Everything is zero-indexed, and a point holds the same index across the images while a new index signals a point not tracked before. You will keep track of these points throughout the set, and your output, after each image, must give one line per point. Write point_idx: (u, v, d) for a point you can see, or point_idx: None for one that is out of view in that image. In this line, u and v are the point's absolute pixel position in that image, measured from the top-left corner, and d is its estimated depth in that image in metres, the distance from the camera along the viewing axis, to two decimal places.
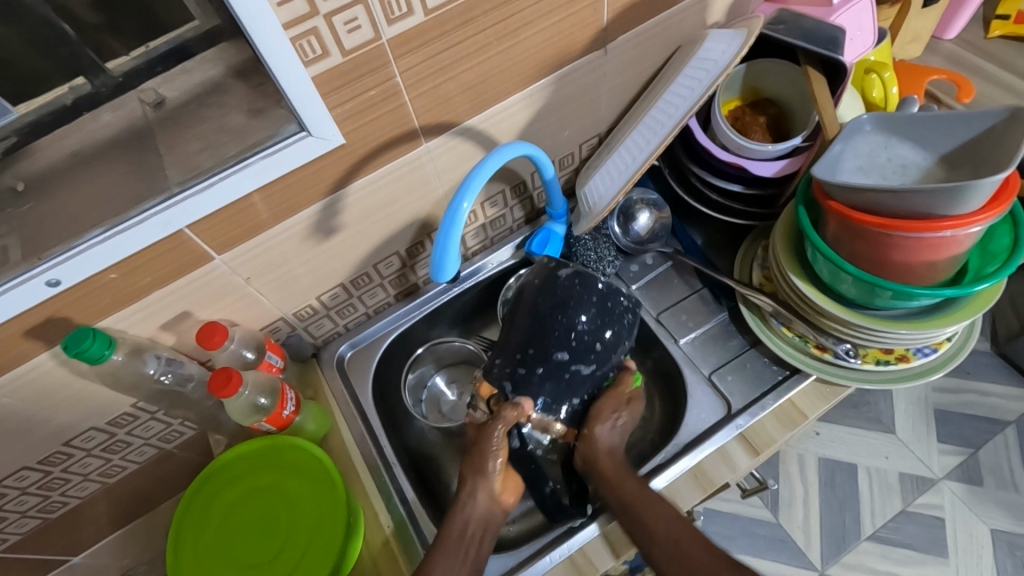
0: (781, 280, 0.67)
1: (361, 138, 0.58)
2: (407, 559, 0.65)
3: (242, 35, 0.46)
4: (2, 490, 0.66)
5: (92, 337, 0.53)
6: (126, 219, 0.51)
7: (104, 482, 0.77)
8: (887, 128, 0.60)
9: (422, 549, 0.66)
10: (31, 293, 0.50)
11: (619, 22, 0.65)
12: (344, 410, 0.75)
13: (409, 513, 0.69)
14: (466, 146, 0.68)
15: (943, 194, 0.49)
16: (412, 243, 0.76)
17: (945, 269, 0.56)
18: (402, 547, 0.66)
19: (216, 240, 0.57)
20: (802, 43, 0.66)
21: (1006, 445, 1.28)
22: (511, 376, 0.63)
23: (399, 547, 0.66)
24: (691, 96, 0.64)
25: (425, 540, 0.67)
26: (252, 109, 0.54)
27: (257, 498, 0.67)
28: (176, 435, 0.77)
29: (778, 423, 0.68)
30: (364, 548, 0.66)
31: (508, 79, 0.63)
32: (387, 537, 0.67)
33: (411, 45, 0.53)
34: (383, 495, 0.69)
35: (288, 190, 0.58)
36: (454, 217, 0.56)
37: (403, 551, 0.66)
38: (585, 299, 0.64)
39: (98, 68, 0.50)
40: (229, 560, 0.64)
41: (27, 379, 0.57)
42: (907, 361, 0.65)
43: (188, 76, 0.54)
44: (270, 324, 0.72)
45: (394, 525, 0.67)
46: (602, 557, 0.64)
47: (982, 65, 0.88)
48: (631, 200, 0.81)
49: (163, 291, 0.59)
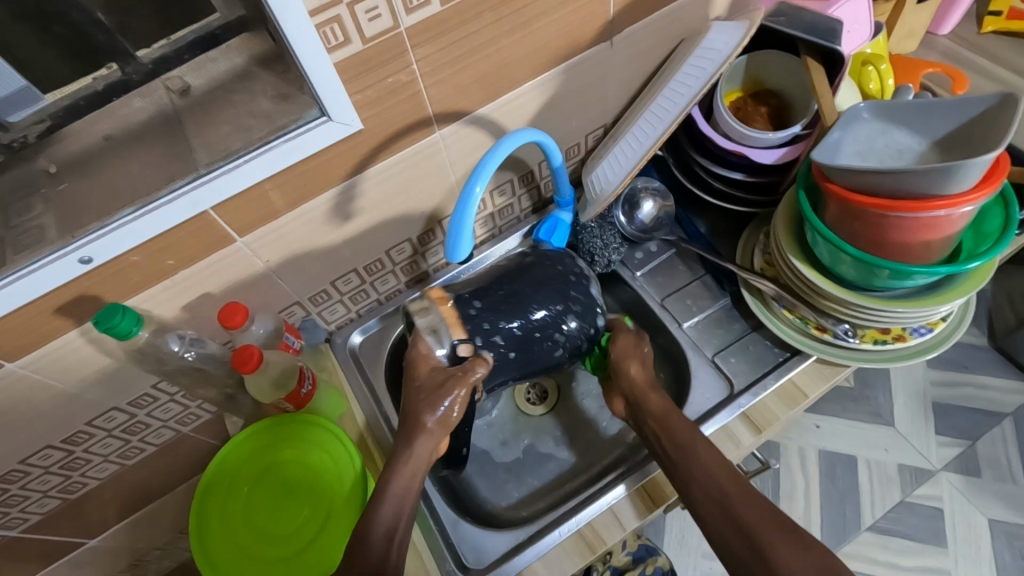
0: (782, 263, 0.70)
1: (380, 124, 0.60)
2: (379, 449, 0.74)
3: (270, 21, 0.49)
4: (27, 467, 0.68)
5: (122, 314, 0.55)
6: (156, 198, 0.53)
7: (123, 463, 0.79)
8: (883, 115, 0.63)
9: (391, 434, 0.75)
10: (65, 270, 0.52)
11: (625, 15, 0.68)
12: (357, 392, 0.78)
13: (382, 413, 0.76)
14: (479, 135, 0.70)
15: (936, 175, 0.52)
16: (424, 230, 0.78)
17: (940, 249, 0.59)
18: (376, 439, 0.75)
19: (239, 223, 0.60)
20: (803, 34, 0.68)
21: (1003, 437, 1.31)
22: (487, 333, 0.66)
23: (376, 449, 0.74)
24: (694, 85, 0.66)
25: (393, 427, 0.76)
26: (277, 95, 0.57)
27: (274, 472, 0.69)
28: (193, 418, 0.80)
29: (778, 401, 0.70)
30: None
31: (520, 68, 0.65)
32: (361, 432, 0.75)
33: (428, 33, 0.55)
34: (359, 399, 0.77)
35: (307, 176, 0.60)
36: (468, 199, 0.57)
37: (379, 454, 0.74)
38: (584, 292, 0.71)
39: (130, 55, 0.53)
40: (251, 529, 0.67)
41: (56, 355, 0.59)
42: (904, 341, 0.67)
43: (213, 65, 0.56)
44: (285, 308, 0.75)
45: (364, 422, 0.76)
46: (610, 531, 0.67)
47: (976, 61, 0.90)
48: (636, 189, 0.83)
49: (186, 272, 0.61)
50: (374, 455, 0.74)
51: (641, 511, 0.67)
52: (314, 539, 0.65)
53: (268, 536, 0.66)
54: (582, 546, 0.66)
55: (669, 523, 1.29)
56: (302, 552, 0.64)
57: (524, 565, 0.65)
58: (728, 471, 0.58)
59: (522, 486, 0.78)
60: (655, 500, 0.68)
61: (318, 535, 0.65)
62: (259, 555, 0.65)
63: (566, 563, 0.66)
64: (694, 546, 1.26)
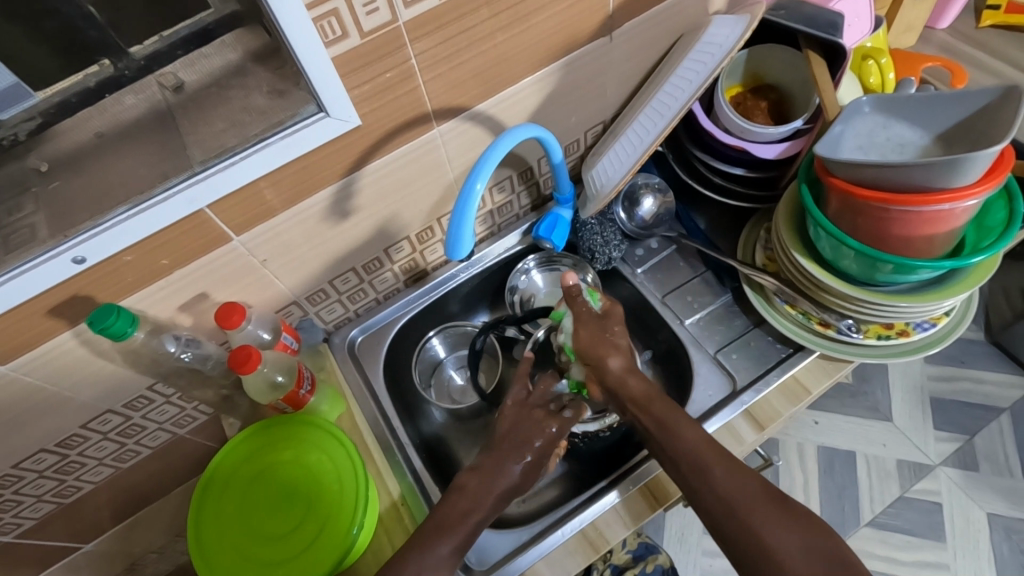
0: (784, 259, 0.69)
1: (379, 119, 0.59)
2: (412, 520, 0.68)
3: (265, 16, 0.48)
4: (20, 472, 0.67)
5: (116, 314, 0.54)
6: (151, 196, 0.52)
7: (118, 466, 0.77)
8: (884, 110, 0.62)
9: (428, 508, 0.68)
10: (59, 270, 0.51)
11: (624, 9, 0.67)
12: (356, 391, 0.77)
13: (420, 482, 0.71)
14: (477, 130, 0.69)
15: (940, 168, 0.51)
16: (423, 228, 0.77)
17: (943, 243, 0.58)
18: (409, 505, 0.69)
19: (235, 221, 0.59)
20: (804, 27, 0.68)
21: (1001, 431, 1.31)
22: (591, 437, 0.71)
23: (409, 513, 0.69)
24: (695, 80, 0.66)
25: (431, 502, 0.69)
26: (272, 91, 0.56)
27: (274, 473, 0.68)
28: (189, 419, 0.78)
29: (782, 398, 0.70)
30: (386, 537, 0.67)
31: (518, 64, 0.65)
32: (397, 498, 0.70)
33: (426, 27, 0.54)
34: (396, 471, 0.71)
35: (302, 173, 0.59)
36: (468, 197, 0.56)
37: (413, 518, 0.68)
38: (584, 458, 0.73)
39: (122, 52, 0.51)
40: (249, 531, 0.66)
41: (49, 357, 0.58)
42: (908, 336, 0.67)
43: (207, 61, 0.56)
44: (284, 307, 0.74)
45: (403, 489, 0.70)
46: (613, 529, 0.66)
47: (974, 55, 0.90)
48: (636, 186, 0.83)
49: (182, 271, 0.60)
50: (403, 522, 0.68)
51: (644, 509, 0.67)
52: (314, 543, 0.63)
53: (265, 539, 0.65)
54: (585, 546, 0.66)
55: (669, 520, 1.29)
56: (300, 556, 0.63)
57: (527, 565, 0.65)
58: (721, 455, 0.54)
59: None
60: (657, 497, 0.67)
61: (318, 537, 0.64)
62: (258, 558, 0.64)
63: (570, 562, 0.65)
64: (694, 542, 1.26)
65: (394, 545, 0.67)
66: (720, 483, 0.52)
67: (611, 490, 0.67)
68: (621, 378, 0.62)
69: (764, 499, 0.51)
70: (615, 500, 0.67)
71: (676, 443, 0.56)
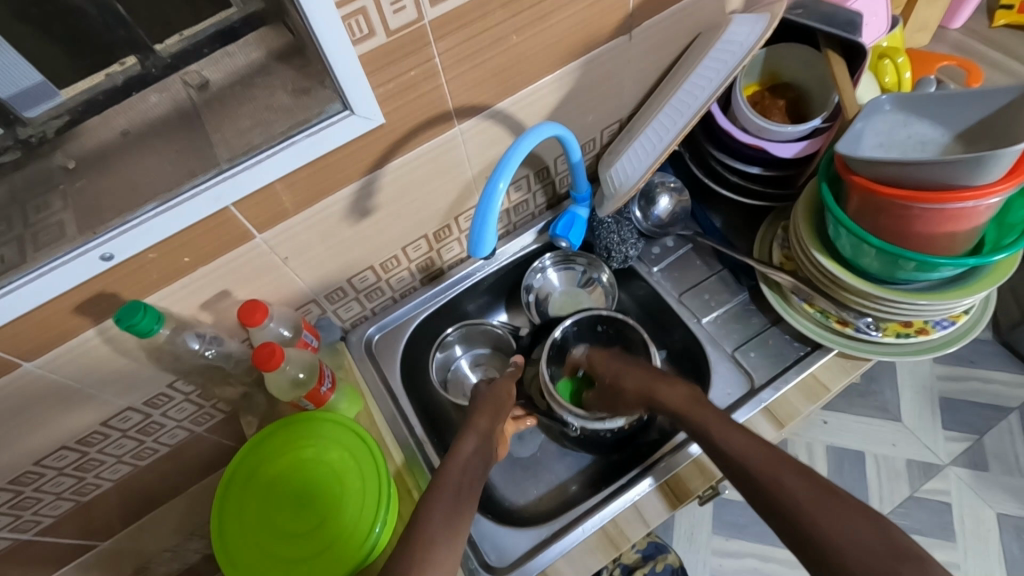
0: (803, 257, 0.70)
1: (401, 118, 0.60)
2: (417, 490, 0.70)
3: (294, 15, 0.48)
4: (41, 469, 0.68)
5: (143, 311, 0.55)
6: (179, 193, 0.53)
7: (136, 464, 0.78)
8: (904, 107, 0.62)
9: (430, 473, 0.71)
10: (86, 268, 0.51)
11: (643, 8, 0.67)
12: (374, 389, 0.77)
13: (422, 451, 0.73)
14: (496, 129, 0.69)
15: (965, 166, 0.51)
16: (440, 227, 0.77)
17: (965, 240, 0.58)
18: (413, 476, 0.71)
19: (258, 219, 0.59)
20: (822, 26, 0.68)
21: (1010, 431, 1.31)
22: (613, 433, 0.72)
23: (413, 484, 0.71)
24: (714, 79, 0.66)
25: (432, 467, 0.72)
26: (297, 89, 0.56)
27: (295, 471, 0.68)
28: (207, 418, 0.79)
29: (801, 395, 0.70)
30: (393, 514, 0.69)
31: (539, 62, 0.65)
32: (401, 469, 0.72)
33: (450, 26, 0.55)
34: (397, 441, 0.74)
35: (324, 171, 0.59)
36: (491, 195, 0.57)
37: (417, 488, 0.70)
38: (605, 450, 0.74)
39: (149, 48, 0.52)
40: (270, 528, 0.66)
41: (74, 355, 0.59)
42: (927, 334, 0.67)
43: (231, 60, 0.56)
44: (302, 305, 0.74)
45: (406, 458, 0.72)
46: (634, 527, 0.66)
47: (987, 54, 0.90)
48: (652, 184, 0.84)
49: (206, 269, 0.61)
50: (410, 493, 0.70)
51: (664, 507, 0.67)
52: (336, 539, 0.64)
53: (286, 535, 0.65)
54: (606, 543, 0.66)
55: (677, 520, 1.29)
56: (322, 551, 0.63)
57: (548, 563, 0.65)
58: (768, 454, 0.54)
59: (540, 484, 0.77)
60: (677, 496, 0.67)
61: (341, 530, 0.64)
62: (281, 556, 0.64)
63: (590, 559, 0.66)
64: (704, 543, 1.26)
65: (404, 517, 0.69)
66: (767, 479, 0.52)
67: (645, 476, 0.68)
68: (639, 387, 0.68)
69: (812, 494, 0.49)
70: (651, 485, 0.68)
71: (720, 446, 0.58)
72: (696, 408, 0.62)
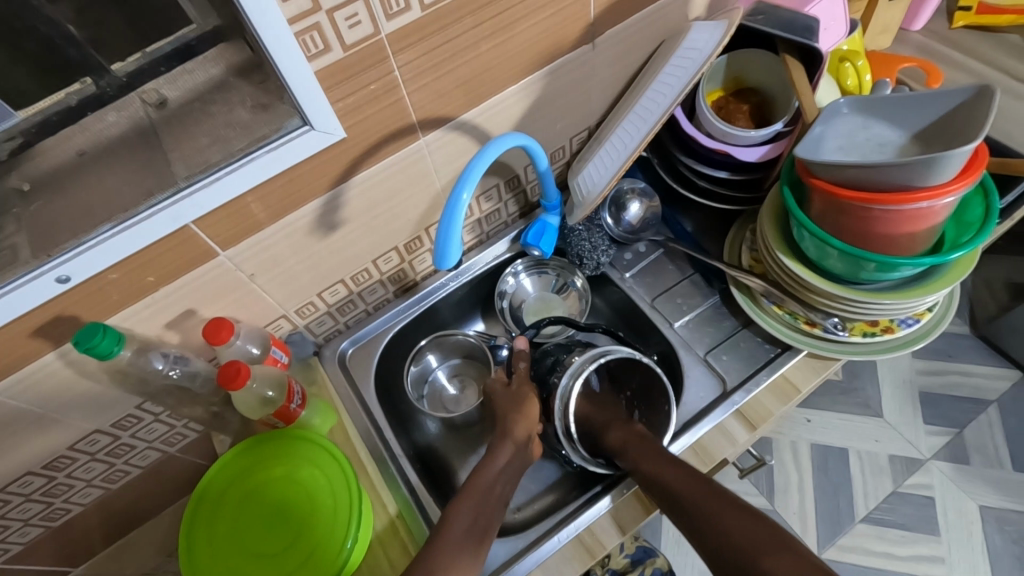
0: (770, 259, 0.70)
1: (363, 131, 0.59)
2: (411, 538, 0.67)
3: (249, 33, 0.48)
4: (6, 496, 0.66)
5: (103, 333, 0.54)
6: (135, 214, 0.53)
7: (108, 487, 0.76)
8: (864, 109, 0.63)
9: (427, 526, 0.68)
10: (42, 290, 0.51)
11: (605, 17, 0.68)
12: (348, 403, 0.77)
13: (415, 495, 0.70)
14: (463, 140, 0.69)
15: (918, 168, 0.52)
16: (411, 238, 0.77)
17: (923, 240, 0.59)
18: (407, 525, 0.68)
19: (221, 236, 0.59)
20: (781, 32, 0.69)
21: (990, 423, 1.33)
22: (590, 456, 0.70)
23: (406, 533, 0.68)
24: (675, 86, 0.67)
25: (431, 520, 0.68)
26: (257, 105, 0.56)
27: (267, 488, 0.68)
28: (180, 437, 0.78)
29: (771, 398, 0.70)
30: (383, 557, 0.66)
31: (502, 73, 0.65)
32: (394, 515, 0.69)
33: (409, 39, 0.55)
34: (390, 484, 0.71)
35: (286, 187, 0.59)
36: (455, 208, 0.56)
37: (412, 539, 0.67)
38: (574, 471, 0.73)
39: (104, 69, 0.51)
40: (240, 549, 0.65)
41: (35, 379, 0.58)
42: (893, 332, 0.67)
43: (190, 76, 0.55)
44: (272, 322, 0.74)
45: (399, 505, 0.69)
46: (610, 535, 0.66)
47: (948, 54, 0.92)
48: (622, 191, 0.84)
49: (168, 288, 0.60)
50: (404, 544, 0.67)
51: (638, 513, 0.67)
52: (307, 561, 0.63)
53: (258, 557, 0.64)
54: (582, 552, 0.66)
55: (666, 523, 1.29)
56: (298, 571, 0.63)
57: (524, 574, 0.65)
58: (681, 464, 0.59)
59: (519, 493, 0.77)
60: (650, 501, 0.67)
61: (317, 543, 0.64)
62: None
63: (567, 569, 0.65)
64: (692, 545, 1.26)
65: (393, 563, 0.66)
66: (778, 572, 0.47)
67: (603, 496, 0.67)
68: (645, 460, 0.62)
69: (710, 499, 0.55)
70: (608, 505, 0.67)
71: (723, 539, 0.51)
72: (724, 509, 0.53)
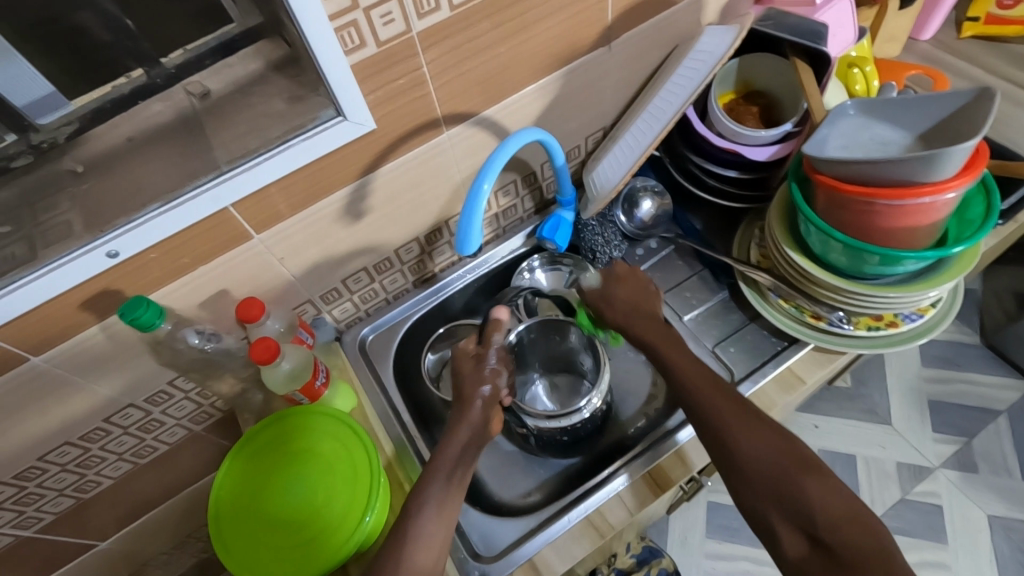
0: (777, 254, 0.73)
1: (390, 124, 0.63)
2: (409, 482, 0.73)
3: (291, 29, 0.52)
4: (45, 464, 0.70)
5: (146, 305, 0.57)
6: (180, 194, 0.56)
7: (136, 463, 0.80)
8: (867, 112, 0.66)
9: (420, 465, 0.74)
10: (92, 264, 0.54)
11: (621, 20, 0.71)
12: (367, 387, 0.80)
13: (409, 437, 0.76)
14: (484, 135, 0.73)
15: (918, 163, 0.55)
16: (431, 230, 0.81)
17: (926, 235, 0.62)
18: (405, 471, 0.74)
19: (255, 220, 0.62)
20: (789, 37, 0.72)
21: (998, 433, 1.33)
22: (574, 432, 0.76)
23: (406, 478, 0.73)
24: (689, 85, 0.70)
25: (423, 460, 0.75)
26: (293, 98, 0.59)
27: (290, 462, 0.71)
28: (205, 416, 0.81)
29: (777, 388, 0.73)
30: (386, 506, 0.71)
31: (521, 72, 0.68)
32: (390, 458, 0.75)
33: (436, 37, 0.58)
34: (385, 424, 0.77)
35: (316, 175, 0.62)
36: (476, 198, 0.60)
37: (409, 481, 0.73)
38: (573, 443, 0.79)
39: (155, 60, 0.55)
40: (263, 518, 0.68)
41: (77, 350, 0.61)
42: (897, 327, 0.70)
43: (231, 70, 0.60)
44: (298, 306, 0.77)
45: (395, 448, 0.75)
46: (616, 515, 0.69)
47: (955, 64, 0.94)
48: (634, 188, 0.87)
49: (204, 269, 0.64)
50: (402, 486, 0.73)
51: (646, 495, 0.69)
52: (325, 532, 0.66)
53: (280, 524, 0.67)
54: (591, 532, 0.68)
55: (671, 526, 1.30)
56: (315, 538, 0.66)
57: (535, 552, 0.67)
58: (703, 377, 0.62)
59: (529, 478, 0.80)
60: (658, 483, 0.70)
61: (327, 526, 0.66)
62: (271, 542, 0.67)
63: (576, 549, 0.67)
64: (697, 547, 1.27)
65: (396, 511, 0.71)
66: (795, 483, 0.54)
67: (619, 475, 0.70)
68: (751, 453, 0.56)
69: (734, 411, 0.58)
70: (625, 484, 0.70)
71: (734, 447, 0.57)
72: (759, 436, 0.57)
